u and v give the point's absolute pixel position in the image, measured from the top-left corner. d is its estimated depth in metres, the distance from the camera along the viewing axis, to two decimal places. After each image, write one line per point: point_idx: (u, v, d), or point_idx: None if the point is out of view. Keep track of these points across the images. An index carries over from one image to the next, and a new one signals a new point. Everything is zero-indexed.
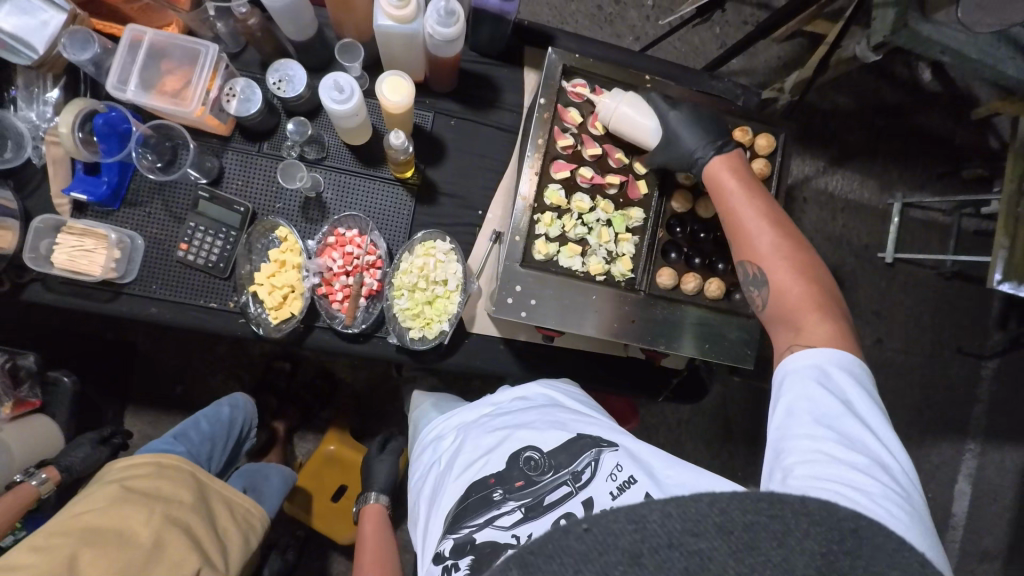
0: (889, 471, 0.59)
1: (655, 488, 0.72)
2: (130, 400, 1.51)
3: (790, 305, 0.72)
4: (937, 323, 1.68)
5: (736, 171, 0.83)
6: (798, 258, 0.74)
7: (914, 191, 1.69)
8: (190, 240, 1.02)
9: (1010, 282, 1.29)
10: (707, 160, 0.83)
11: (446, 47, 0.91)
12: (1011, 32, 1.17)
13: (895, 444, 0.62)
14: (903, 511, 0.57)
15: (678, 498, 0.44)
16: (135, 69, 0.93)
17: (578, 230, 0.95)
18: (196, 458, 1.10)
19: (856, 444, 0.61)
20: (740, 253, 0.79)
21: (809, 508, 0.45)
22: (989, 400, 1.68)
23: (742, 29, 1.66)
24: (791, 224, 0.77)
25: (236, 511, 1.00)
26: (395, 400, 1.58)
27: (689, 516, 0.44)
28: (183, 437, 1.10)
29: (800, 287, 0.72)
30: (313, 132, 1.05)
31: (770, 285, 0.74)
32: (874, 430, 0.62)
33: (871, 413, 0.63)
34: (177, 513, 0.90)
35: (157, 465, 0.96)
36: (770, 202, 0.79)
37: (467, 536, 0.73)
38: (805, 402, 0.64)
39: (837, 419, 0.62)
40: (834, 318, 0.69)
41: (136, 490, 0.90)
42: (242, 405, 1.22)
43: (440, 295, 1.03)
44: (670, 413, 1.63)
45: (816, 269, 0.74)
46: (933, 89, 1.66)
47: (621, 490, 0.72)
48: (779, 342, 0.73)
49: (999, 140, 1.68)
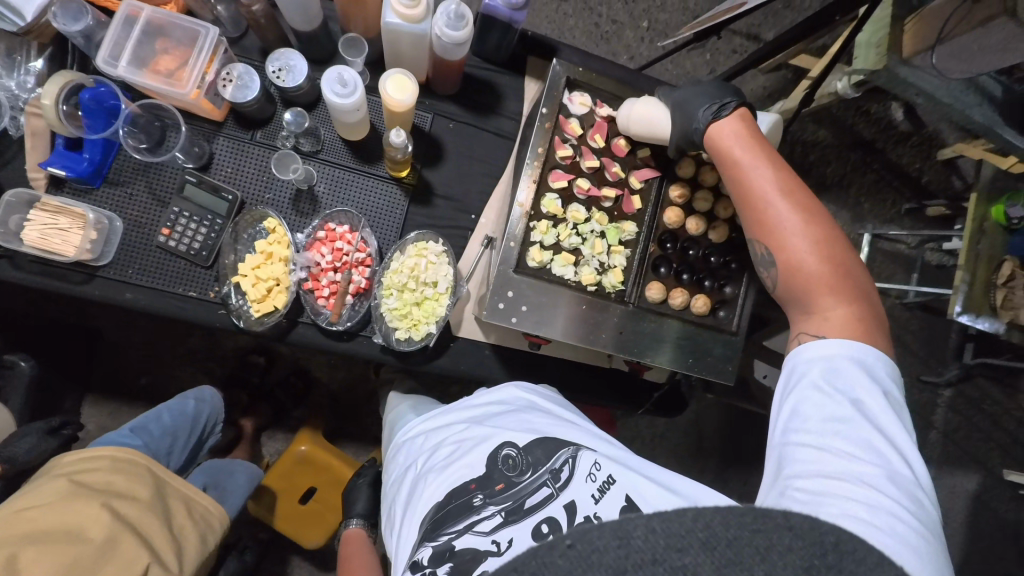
0: (895, 468, 0.61)
1: (636, 492, 0.73)
2: (91, 388, 1.44)
3: (804, 282, 0.73)
4: (899, 351, 1.76)
5: (744, 136, 0.83)
6: (813, 230, 0.74)
7: (884, 223, 1.77)
8: (172, 224, 0.99)
9: (968, 314, 1.36)
10: (711, 125, 0.84)
11: (454, 50, 0.91)
12: (980, 81, 1.24)
13: (902, 436, 0.63)
14: (908, 510, 0.58)
15: (663, 513, 0.43)
16: (128, 45, 0.91)
17: (573, 240, 0.96)
18: (155, 454, 1.05)
19: (860, 447, 0.62)
20: (753, 218, 0.79)
21: (793, 522, 0.45)
22: (941, 426, 1.76)
23: (732, 58, 1.72)
24: (803, 186, 0.77)
25: (194, 508, 0.96)
26: (370, 401, 1.55)
27: (674, 532, 0.42)
28: (142, 429, 1.06)
29: (815, 263, 0.72)
30: (310, 124, 1.03)
31: (783, 262, 0.75)
32: (882, 425, 0.63)
33: (878, 410, 0.64)
34: (131, 510, 0.85)
35: (110, 458, 0.91)
36: (778, 161, 0.79)
37: (446, 543, 0.71)
38: (809, 408, 0.66)
39: (842, 423, 0.63)
40: (847, 295, 0.71)
41: (86, 485, 0.86)
42: (208, 399, 1.18)
43: (430, 297, 1.02)
44: (644, 427, 1.65)
45: (832, 237, 0.74)
46: (904, 129, 1.75)
47: (602, 493, 0.73)
48: (793, 321, 0.75)
49: (963, 181, 1.77)
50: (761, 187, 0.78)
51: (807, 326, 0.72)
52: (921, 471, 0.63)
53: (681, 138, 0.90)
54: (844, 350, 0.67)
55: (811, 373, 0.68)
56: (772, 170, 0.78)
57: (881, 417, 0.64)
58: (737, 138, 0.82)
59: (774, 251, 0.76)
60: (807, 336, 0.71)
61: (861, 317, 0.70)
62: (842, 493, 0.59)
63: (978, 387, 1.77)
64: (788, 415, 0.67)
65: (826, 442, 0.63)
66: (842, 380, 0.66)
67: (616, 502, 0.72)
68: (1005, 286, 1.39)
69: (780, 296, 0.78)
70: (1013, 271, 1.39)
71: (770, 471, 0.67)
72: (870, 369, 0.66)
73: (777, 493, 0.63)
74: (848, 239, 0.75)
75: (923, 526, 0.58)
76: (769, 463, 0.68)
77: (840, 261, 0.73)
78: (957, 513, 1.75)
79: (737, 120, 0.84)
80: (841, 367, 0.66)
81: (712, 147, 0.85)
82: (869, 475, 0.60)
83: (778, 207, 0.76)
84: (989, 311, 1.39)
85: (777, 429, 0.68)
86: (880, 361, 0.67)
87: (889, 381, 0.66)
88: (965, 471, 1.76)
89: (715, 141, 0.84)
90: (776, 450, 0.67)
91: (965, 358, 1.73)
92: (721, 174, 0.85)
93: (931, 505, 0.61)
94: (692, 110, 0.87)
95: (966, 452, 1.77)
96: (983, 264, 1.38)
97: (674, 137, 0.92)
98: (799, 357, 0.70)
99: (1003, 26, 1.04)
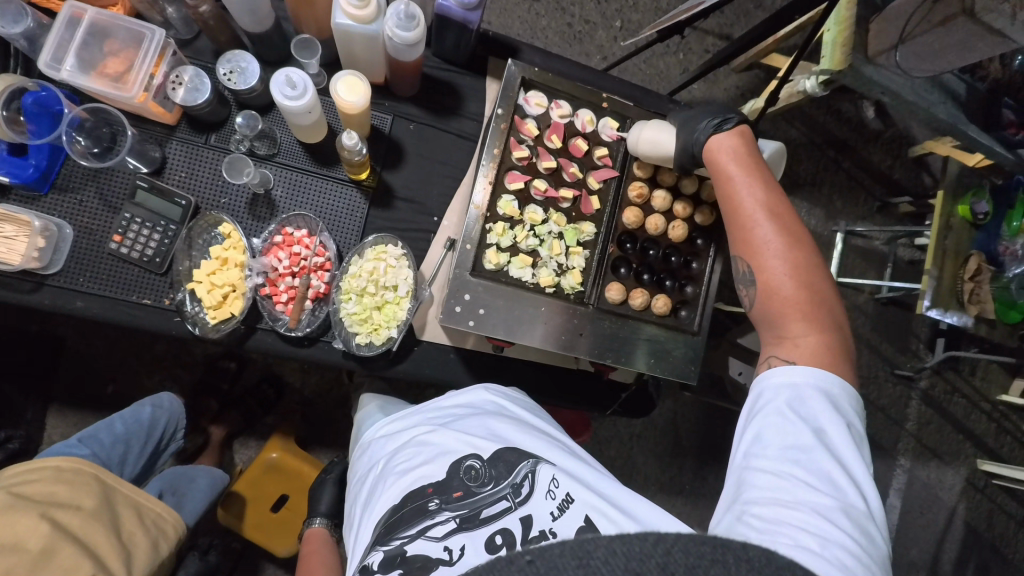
0: (852, 501, 0.59)
1: (596, 512, 0.69)
2: (53, 400, 1.40)
3: (778, 306, 0.72)
4: (873, 345, 1.77)
5: (740, 154, 0.81)
6: (794, 257, 0.72)
7: (856, 220, 1.78)
8: (124, 231, 0.97)
9: (937, 309, 1.36)
10: (711, 137, 0.83)
11: (407, 51, 0.90)
12: (942, 80, 1.25)
13: (860, 469, 0.62)
14: (859, 545, 0.57)
15: (624, 535, 0.45)
16: (72, 47, 0.88)
17: (531, 242, 0.96)
18: (105, 462, 1.03)
19: (819, 478, 0.60)
20: (737, 237, 0.77)
21: (751, 554, 0.46)
22: (916, 420, 1.78)
23: (704, 57, 1.72)
24: (792, 212, 0.76)
25: (145, 515, 0.94)
26: (344, 408, 1.53)
27: (633, 555, 0.44)
28: (91, 439, 1.03)
29: (791, 288, 0.71)
30: (264, 126, 1.02)
31: (760, 283, 0.73)
32: (842, 458, 0.62)
33: (841, 443, 0.62)
34: (74, 520, 0.83)
35: (54, 469, 0.88)
36: (773, 185, 0.77)
37: (398, 548, 0.69)
38: (772, 434, 0.64)
39: (806, 452, 0.61)
40: (819, 324, 0.69)
41: (26, 497, 0.82)
42: (166, 405, 1.16)
43: (391, 301, 1.01)
44: (621, 426, 1.64)
45: (812, 267, 0.73)
46: (873, 128, 1.78)
47: (561, 510, 0.70)
48: (764, 344, 0.74)
49: (932, 178, 1.80)
50: (749, 208, 0.76)
51: (778, 351, 0.70)
52: (876, 505, 0.61)
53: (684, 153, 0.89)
54: (809, 378, 0.66)
55: (778, 400, 0.66)
56: (763, 191, 0.77)
57: (844, 450, 0.62)
58: (734, 154, 0.81)
59: (754, 270, 0.74)
60: (777, 360, 0.69)
61: (830, 347, 0.68)
62: (796, 523, 0.58)
63: (949, 379, 1.80)
64: (751, 440, 0.65)
65: (784, 470, 0.61)
66: (808, 409, 0.64)
67: (574, 521, 0.69)
68: (971, 280, 1.41)
69: (753, 317, 0.76)
70: (978, 266, 1.42)
71: (727, 495, 0.65)
72: (837, 400, 0.65)
73: (734, 517, 0.61)
74: (825, 270, 0.74)
75: (870, 561, 0.57)
76: (727, 485, 0.66)
77: (817, 290, 0.71)
78: (932, 506, 1.78)
79: (735, 137, 0.82)
80: (809, 395, 0.65)
81: (708, 162, 0.83)
82: (825, 506, 0.59)
83: (763, 229, 0.74)
84: (957, 305, 1.39)
85: (739, 452, 0.66)
86: (845, 392, 0.65)
87: (852, 414, 0.65)
88: (939, 464, 1.78)
89: (712, 154, 0.83)
90: (737, 473, 0.65)
91: (937, 351, 1.76)
92: (713, 187, 0.83)
93: (882, 540, 0.60)
94: (690, 130, 0.86)
95: (940, 445, 1.79)
96: (951, 259, 1.38)
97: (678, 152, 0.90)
98: (767, 382, 0.68)
99: (962, 25, 1.05)
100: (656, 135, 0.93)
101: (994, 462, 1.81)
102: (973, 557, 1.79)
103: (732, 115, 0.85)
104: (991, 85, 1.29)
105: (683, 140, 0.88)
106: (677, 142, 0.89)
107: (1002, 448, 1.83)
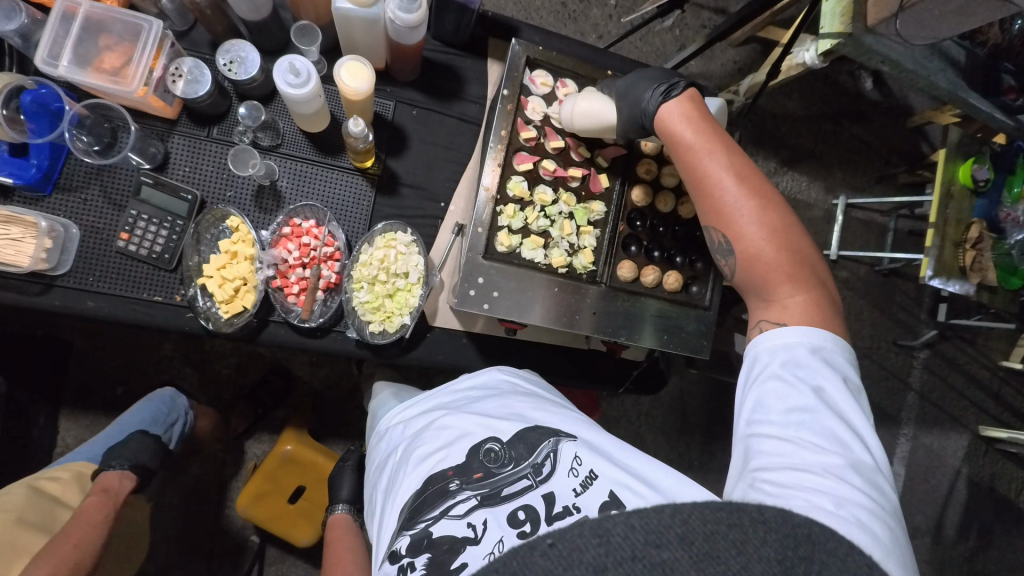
0: (857, 457, 0.61)
1: (620, 487, 0.70)
2: (64, 404, 1.40)
3: (763, 272, 0.72)
4: (876, 316, 1.78)
5: (692, 119, 0.79)
6: (767, 218, 0.72)
7: (856, 192, 1.78)
8: (131, 228, 0.96)
9: (939, 278, 1.36)
10: (658, 106, 0.80)
11: (409, 33, 0.89)
12: (940, 49, 1.24)
13: (860, 421, 0.63)
14: (870, 500, 0.58)
15: (642, 510, 0.42)
16: (68, 43, 0.87)
17: (541, 223, 0.96)
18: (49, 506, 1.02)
19: (826, 439, 0.61)
20: (708, 210, 0.76)
21: (767, 515, 0.44)
22: (919, 388, 1.80)
23: (700, 33, 1.71)
24: (757, 172, 0.75)
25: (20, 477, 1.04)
26: (355, 398, 1.53)
27: (652, 531, 0.41)
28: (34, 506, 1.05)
29: (770, 252, 0.71)
30: (267, 117, 1.01)
31: (739, 252, 0.74)
32: (844, 415, 0.63)
33: (843, 402, 0.63)
34: None
35: None
36: (731, 146, 0.76)
37: (423, 531, 0.70)
38: (773, 400, 0.64)
39: (808, 414, 0.62)
40: (805, 284, 0.70)
41: None
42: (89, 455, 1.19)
43: (402, 288, 1.01)
44: (629, 406, 1.66)
45: (788, 226, 0.73)
46: (872, 98, 1.77)
47: (584, 486, 0.70)
48: (752, 311, 0.74)
49: (931, 146, 1.80)
50: (716, 175, 0.75)
51: (766, 315, 0.71)
52: (881, 456, 0.63)
53: (629, 124, 0.86)
54: (803, 338, 0.66)
55: (772, 364, 0.66)
56: (724, 154, 0.75)
57: (847, 409, 0.63)
58: (686, 121, 0.79)
59: (731, 240, 0.74)
60: (767, 324, 0.70)
61: (819, 304, 0.69)
62: (808, 486, 0.58)
63: (952, 347, 1.81)
64: (753, 406, 0.66)
65: (792, 435, 0.62)
66: (804, 372, 0.64)
67: (598, 497, 0.69)
68: (973, 247, 1.38)
69: (738, 286, 0.77)
70: (981, 233, 1.39)
71: (736, 464, 0.65)
72: (831, 357, 0.65)
73: (745, 485, 0.62)
74: (799, 225, 0.75)
75: (884, 515, 0.58)
76: (735, 454, 0.67)
77: (796, 248, 0.72)
78: (936, 471, 1.80)
79: (684, 103, 0.81)
80: (803, 358, 0.65)
81: (661, 132, 0.81)
82: (834, 466, 0.60)
83: (732, 194, 0.74)
84: (959, 274, 1.39)
85: (742, 420, 0.67)
86: (838, 348, 0.66)
87: (847, 367, 0.66)
88: (942, 430, 1.81)
89: (664, 125, 0.81)
90: (743, 442, 0.65)
91: (939, 318, 1.77)
92: (671, 157, 0.81)
93: (891, 491, 0.61)
94: (636, 100, 0.84)
95: (942, 411, 1.81)
96: (952, 227, 1.38)
97: (622, 121, 0.87)
98: (760, 347, 0.69)
99: None
100: (590, 109, 0.91)
101: (998, 427, 1.83)
102: (979, 520, 1.82)
103: (679, 80, 0.83)
104: (990, 51, 1.28)
105: (629, 112, 0.85)
106: (622, 114, 0.86)
107: (1006, 412, 1.85)
